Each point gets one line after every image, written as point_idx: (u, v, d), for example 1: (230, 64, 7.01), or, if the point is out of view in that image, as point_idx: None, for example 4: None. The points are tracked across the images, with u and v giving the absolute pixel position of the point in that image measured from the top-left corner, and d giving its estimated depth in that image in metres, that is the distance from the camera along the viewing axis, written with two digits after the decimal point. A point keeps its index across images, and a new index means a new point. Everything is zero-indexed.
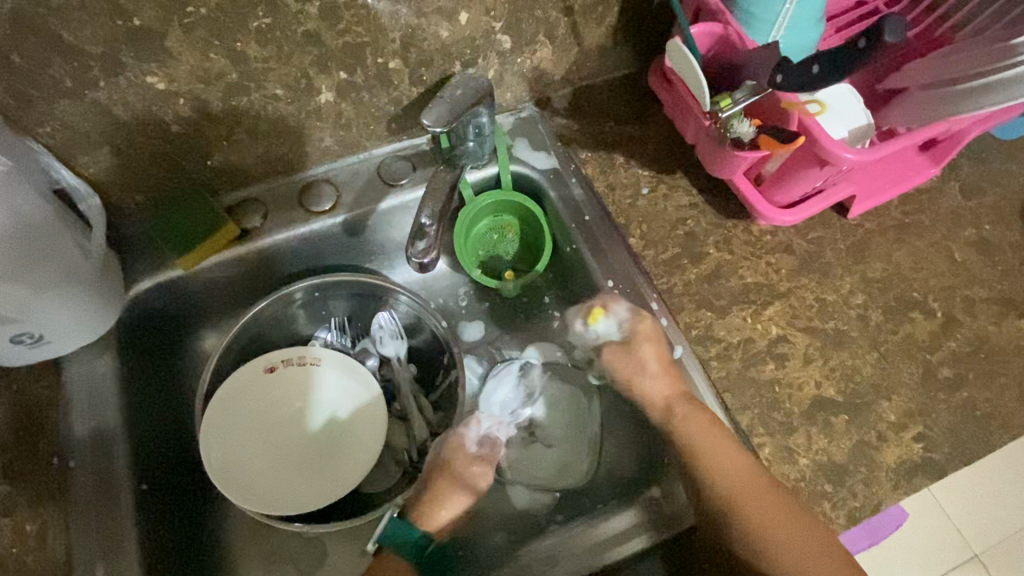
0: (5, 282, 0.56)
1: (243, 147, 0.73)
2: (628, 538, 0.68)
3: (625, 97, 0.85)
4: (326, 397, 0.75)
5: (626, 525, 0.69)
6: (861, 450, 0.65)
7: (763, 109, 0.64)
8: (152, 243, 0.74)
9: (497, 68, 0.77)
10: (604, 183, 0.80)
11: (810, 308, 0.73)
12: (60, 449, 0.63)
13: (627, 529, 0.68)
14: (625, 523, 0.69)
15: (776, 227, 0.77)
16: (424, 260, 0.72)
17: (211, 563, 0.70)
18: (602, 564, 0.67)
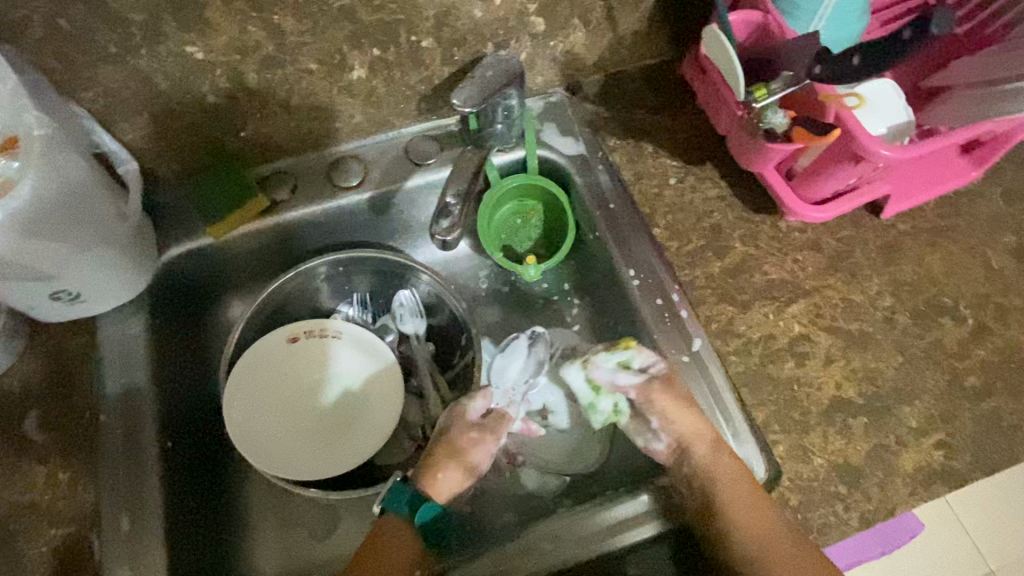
0: (50, 243, 0.58)
1: (276, 120, 0.74)
2: (640, 522, 0.67)
3: (658, 85, 0.84)
4: (345, 370, 0.77)
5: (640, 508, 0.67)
6: (878, 454, 0.64)
7: (800, 100, 0.62)
8: (184, 210, 0.75)
9: (529, 50, 0.77)
10: (631, 171, 0.80)
11: (835, 308, 0.71)
12: (92, 403, 0.66)
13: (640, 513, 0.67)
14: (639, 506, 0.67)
15: (805, 224, 0.76)
16: (446, 238, 0.81)
17: (230, 523, 0.72)
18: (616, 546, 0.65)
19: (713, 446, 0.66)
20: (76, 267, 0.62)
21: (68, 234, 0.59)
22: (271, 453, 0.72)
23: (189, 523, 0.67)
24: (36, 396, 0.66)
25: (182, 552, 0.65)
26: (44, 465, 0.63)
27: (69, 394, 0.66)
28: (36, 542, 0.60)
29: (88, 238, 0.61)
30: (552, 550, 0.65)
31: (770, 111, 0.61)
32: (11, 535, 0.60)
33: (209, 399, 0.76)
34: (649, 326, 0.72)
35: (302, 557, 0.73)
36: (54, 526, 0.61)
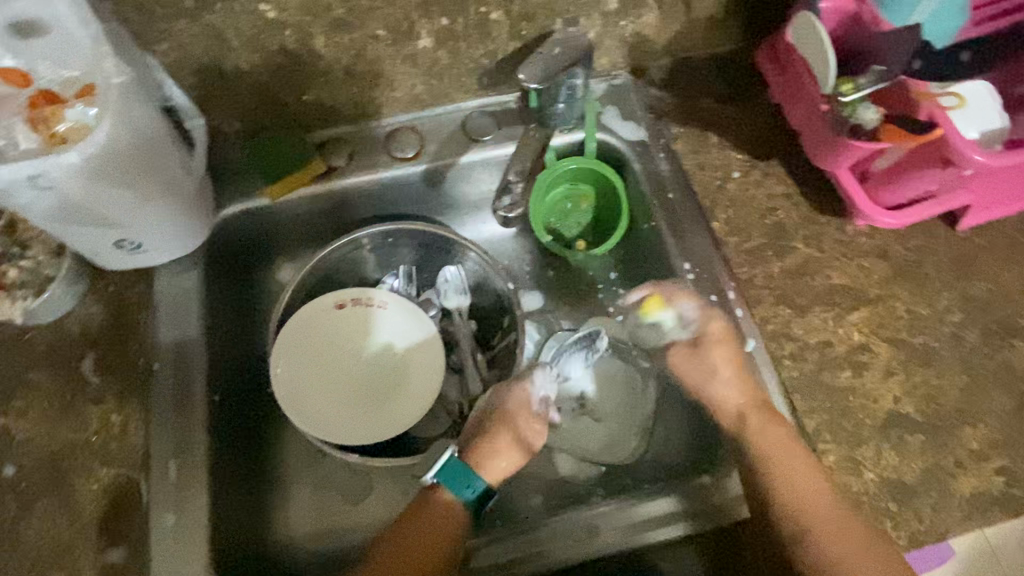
0: (120, 193, 0.59)
1: (339, 85, 0.73)
2: (665, 523, 0.65)
3: (727, 74, 0.81)
4: (389, 340, 0.77)
5: (664, 510, 0.66)
6: (934, 474, 0.62)
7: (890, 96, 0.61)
8: (243, 170, 0.76)
9: (598, 29, 0.75)
10: (693, 161, 0.77)
11: (899, 319, 0.68)
12: (147, 351, 0.68)
13: (665, 514, 0.66)
14: (664, 508, 0.66)
15: (874, 230, 0.72)
16: (508, 215, 0.71)
17: (268, 479, 0.73)
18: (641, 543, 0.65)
19: (759, 450, 0.64)
20: (141, 217, 0.63)
21: (137, 183, 0.60)
22: (314, 415, 0.73)
23: (231, 476, 0.68)
24: (95, 339, 0.68)
25: (223, 503, 0.66)
26: (99, 407, 0.65)
27: (125, 340, 0.68)
28: (88, 479, 0.62)
29: (155, 190, 0.62)
30: (583, 539, 0.65)
31: (861, 108, 0.59)
32: (66, 471, 0.63)
33: (255, 357, 0.77)
34: (702, 323, 0.70)
35: (335, 519, 0.73)
36: (105, 466, 0.63)
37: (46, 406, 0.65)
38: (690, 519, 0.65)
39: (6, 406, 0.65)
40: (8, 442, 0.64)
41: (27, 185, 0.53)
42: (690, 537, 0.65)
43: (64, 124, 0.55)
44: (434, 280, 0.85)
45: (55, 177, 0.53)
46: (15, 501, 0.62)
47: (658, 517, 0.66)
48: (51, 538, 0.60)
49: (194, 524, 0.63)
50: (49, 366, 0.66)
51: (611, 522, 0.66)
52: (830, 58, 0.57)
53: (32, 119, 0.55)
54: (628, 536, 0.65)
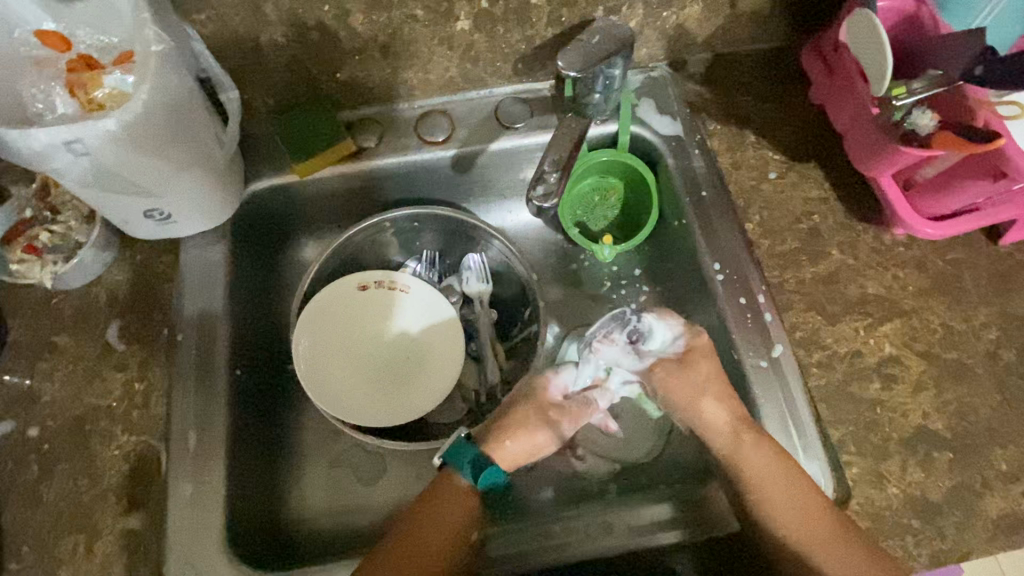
0: (154, 161, 0.59)
1: (373, 64, 0.72)
2: (662, 529, 0.64)
3: (768, 72, 0.79)
4: (411, 325, 0.77)
5: (661, 516, 0.65)
6: (960, 493, 0.60)
7: (940, 103, 0.60)
8: (273, 145, 0.76)
9: (640, 19, 0.73)
10: (728, 160, 0.75)
11: (933, 333, 0.67)
12: (171, 322, 0.68)
13: (662, 520, 0.65)
14: (661, 514, 0.65)
15: (912, 240, 0.70)
16: (543, 205, 0.71)
17: (284, 455, 0.73)
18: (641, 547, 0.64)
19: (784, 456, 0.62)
20: (172, 188, 0.63)
21: (170, 154, 0.60)
22: (333, 395, 0.73)
23: (248, 450, 0.69)
24: (121, 307, 0.68)
25: (239, 476, 0.66)
26: (122, 373, 0.66)
27: (151, 309, 0.69)
28: (110, 445, 0.63)
29: (188, 161, 0.62)
30: (597, 535, 0.64)
31: (916, 113, 0.59)
32: (90, 434, 0.63)
33: (277, 333, 0.77)
34: (728, 325, 0.69)
35: (348, 498, 0.73)
36: (127, 433, 0.64)
37: (71, 370, 0.66)
38: (687, 525, 0.65)
39: (32, 368, 0.66)
40: (32, 404, 0.64)
41: (64, 149, 0.52)
42: (688, 542, 0.64)
43: (102, 90, 0.55)
44: (456, 267, 0.84)
45: (92, 143, 0.53)
46: (38, 462, 0.62)
47: (664, 519, 0.65)
48: (71, 500, 0.61)
49: (211, 496, 0.63)
50: (75, 331, 0.67)
51: (619, 521, 0.65)
52: (886, 61, 0.55)
53: (70, 84, 0.55)
54: (636, 536, 0.64)
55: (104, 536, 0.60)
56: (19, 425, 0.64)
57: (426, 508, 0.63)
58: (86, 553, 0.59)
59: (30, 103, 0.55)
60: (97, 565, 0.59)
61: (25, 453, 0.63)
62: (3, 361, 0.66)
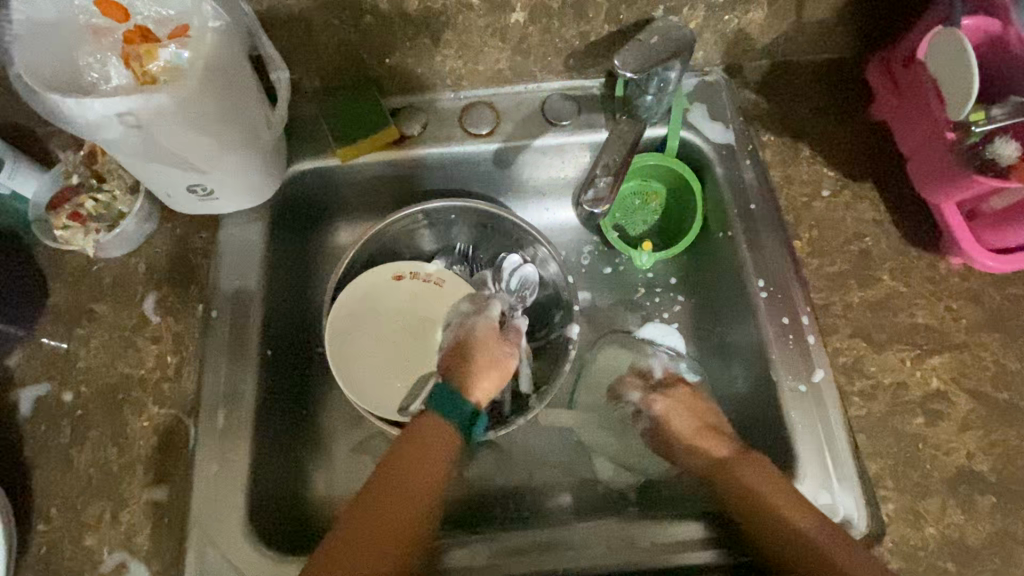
0: (202, 138, 0.58)
1: (423, 51, 0.71)
2: (695, 547, 0.62)
3: (828, 85, 0.76)
4: (440, 316, 0.76)
5: (694, 534, 0.63)
6: (1001, 540, 0.58)
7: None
8: (317, 127, 0.75)
9: (701, 21, 0.70)
10: (781, 173, 0.73)
11: (984, 370, 0.64)
12: (206, 298, 0.68)
13: (694, 538, 0.63)
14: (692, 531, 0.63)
15: (969, 271, 0.67)
16: (593, 210, 0.69)
17: (307, 438, 0.73)
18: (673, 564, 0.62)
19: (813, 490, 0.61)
20: (218, 166, 0.63)
21: (219, 132, 0.59)
22: (361, 383, 0.72)
23: (273, 432, 0.68)
24: (158, 279, 0.69)
25: (262, 457, 0.66)
26: (156, 345, 0.66)
27: (187, 284, 0.69)
28: (141, 416, 0.64)
29: (235, 138, 0.61)
30: (625, 548, 0.63)
31: (999, 142, 0.56)
32: (122, 403, 0.64)
33: (308, 316, 0.77)
34: (769, 345, 0.67)
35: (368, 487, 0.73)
36: (157, 405, 0.64)
37: (107, 338, 0.66)
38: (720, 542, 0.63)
39: (69, 333, 0.67)
40: (69, 368, 0.65)
41: (116, 122, 0.52)
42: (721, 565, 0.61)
43: (157, 63, 0.54)
44: (489, 261, 0.83)
45: (144, 117, 0.53)
46: (70, 426, 0.63)
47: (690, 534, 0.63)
48: (101, 467, 0.62)
49: (235, 473, 0.63)
50: (113, 299, 0.68)
51: (650, 535, 0.63)
52: (972, 79, 0.52)
53: (125, 55, 0.55)
54: (665, 552, 0.62)
55: (130, 506, 0.61)
56: (54, 388, 0.65)
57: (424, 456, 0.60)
58: (113, 520, 0.60)
59: (84, 72, 0.55)
60: (122, 534, 0.60)
61: (58, 416, 0.64)
62: (43, 324, 0.67)
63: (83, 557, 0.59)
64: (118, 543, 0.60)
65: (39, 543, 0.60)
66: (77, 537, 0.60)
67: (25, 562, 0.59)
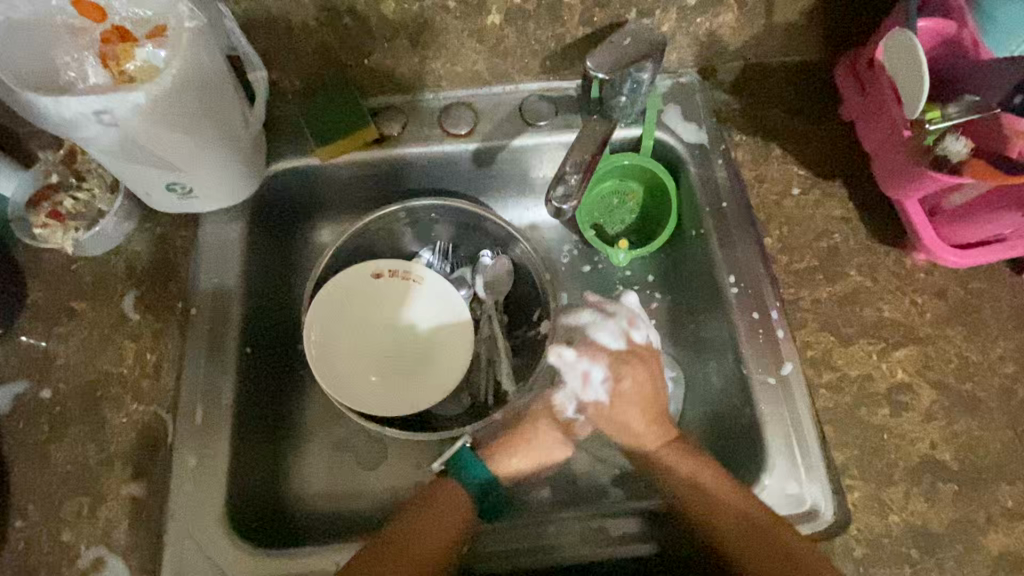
0: (179, 136, 0.59)
1: (401, 52, 0.72)
2: (636, 541, 0.66)
3: (798, 86, 0.78)
4: (420, 313, 0.77)
5: (635, 528, 0.66)
6: (962, 527, 0.60)
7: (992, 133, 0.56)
8: (297, 127, 0.76)
9: (673, 24, 0.72)
10: (752, 172, 0.74)
11: (948, 362, 0.65)
12: (185, 296, 0.69)
13: (635, 532, 0.66)
14: (634, 526, 0.67)
15: (934, 267, 0.69)
16: (562, 207, 0.69)
17: (287, 435, 0.74)
18: (613, 555, 0.65)
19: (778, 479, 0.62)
20: (196, 165, 0.64)
21: (196, 130, 0.60)
22: (342, 379, 0.73)
23: (252, 429, 0.69)
24: (137, 277, 0.69)
25: (242, 453, 0.67)
26: (134, 343, 0.67)
27: (166, 281, 0.69)
28: (120, 412, 0.64)
29: (213, 136, 0.62)
30: (576, 541, 0.65)
31: (950, 139, 0.57)
32: (100, 400, 0.64)
33: (289, 314, 0.78)
34: (740, 339, 0.69)
35: (348, 483, 0.73)
36: (136, 402, 0.65)
37: (86, 336, 0.67)
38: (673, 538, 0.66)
39: (49, 331, 0.67)
40: (47, 365, 0.66)
41: (93, 119, 0.53)
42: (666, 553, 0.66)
43: (134, 63, 0.56)
44: (469, 259, 0.84)
45: (120, 115, 0.54)
46: (48, 423, 0.64)
47: (636, 530, 0.66)
48: (79, 464, 0.62)
49: (214, 469, 0.64)
50: (92, 297, 0.68)
51: (597, 528, 0.66)
52: (925, 85, 0.54)
53: (103, 54, 0.56)
54: (618, 544, 0.66)
55: (108, 501, 0.61)
56: (33, 385, 0.65)
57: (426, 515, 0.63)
58: (90, 516, 0.61)
59: (62, 71, 0.55)
60: (99, 529, 0.60)
61: (37, 413, 0.64)
62: (22, 322, 0.67)
63: (60, 553, 0.59)
64: (96, 538, 0.60)
65: (17, 539, 0.60)
66: (54, 533, 0.60)
67: (2, 557, 0.59)
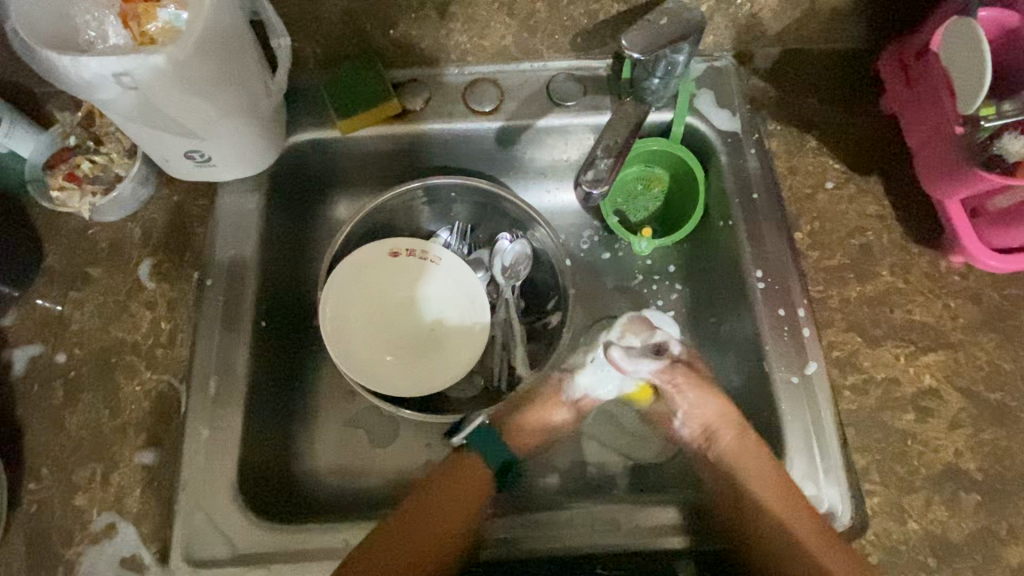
0: (199, 102, 0.57)
1: (428, 24, 0.70)
2: (667, 533, 0.63)
3: (838, 77, 0.75)
4: (434, 293, 0.76)
5: (672, 520, 0.63)
6: (982, 538, 0.58)
7: None
8: (318, 98, 0.74)
9: (712, 4, 0.69)
10: (785, 163, 0.72)
11: (978, 369, 0.63)
12: (201, 266, 0.68)
13: (672, 525, 0.63)
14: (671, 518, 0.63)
15: (970, 270, 0.67)
16: (592, 191, 0.67)
17: (298, 410, 0.73)
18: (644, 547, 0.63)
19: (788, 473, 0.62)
20: (216, 132, 0.62)
21: (218, 97, 0.58)
22: (355, 355, 0.73)
23: (264, 401, 0.69)
24: (154, 245, 0.68)
25: (254, 425, 0.66)
26: (149, 312, 0.66)
27: (182, 250, 0.69)
28: (133, 380, 0.64)
29: (233, 104, 0.60)
30: (600, 532, 0.63)
31: (1008, 137, 0.55)
32: (115, 367, 0.64)
33: (304, 289, 0.77)
34: (764, 335, 0.67)
35: (357, 460, 0.73)
36: (150, 370, 0.64)
37: (101, 302, 0.66)
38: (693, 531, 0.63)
39: (64, 295, 0.67)
40: (62, 329, 0.65)
41: (113, 82, 0.51)
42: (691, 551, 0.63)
43: (155, 24, 0.54)
44: (487, 241, 0.83)
45: (141, 78, 0.52)
46: (63, 387, 0.64)
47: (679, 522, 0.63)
48: (93, 429, 0.62)
49: (225, 442, 0.63)
50: (107, 264, 0.68)
51: (626, 520, 0.63)
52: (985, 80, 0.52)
53: (124, 14, 0.54)
54: (640, 536, 0.63)
55: (121, 468, 0.61)
56: (48, 349, 0.65)
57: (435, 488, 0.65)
58: (103, 481, 0.61)
59: (82, 30, 0.53)
60: (112, 495, 0.60)
61: (51, 377, 0.64)
62: (37, 285, 0.67)
63: (72, 516, 0.60)
64: (107, 505, 0.60)
65: (30, 501, 0.60)
66: (66, 497, 0.60)
67: (14, 519, 0.60)
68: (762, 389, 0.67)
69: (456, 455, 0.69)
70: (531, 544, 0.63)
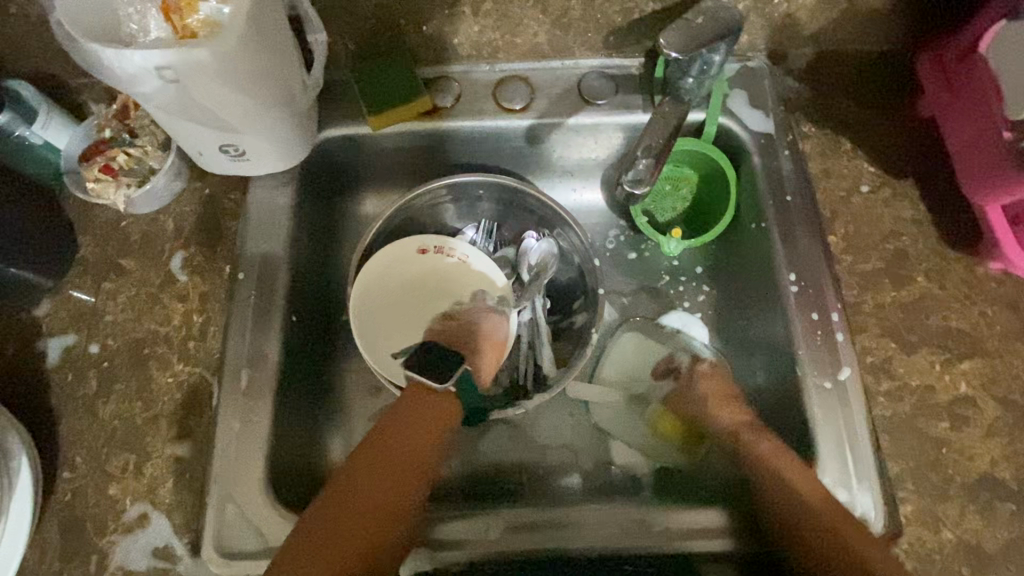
0: (237, 96, 0.57)
1: (462, 20, 0.70)
2: (712, 535, 0.62)
3: (874, 79, 0.74)
4: (461, 291, 0.76)
5: (714, 521, 0.62)
6: (1018, 549, 0.58)
7: None
8: (349, 94, 0.74)
9: (749, 4, 0.68)
10: (819, 166, 0.71)
11: (1015, 378, 0.63)
12: (234, 260, 0.68)
13: (713, 526, 0.62)
14: (713, 519, 0.63)
15: (1008, 277, 0.66)
16: (633, 191, 0.68)
17: (325, 405, 0.73)
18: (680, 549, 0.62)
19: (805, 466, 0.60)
20: (252, 127, 0.62)
21: (256, 92, 0.58)
22: (383, 352, 0.73)
23: (294, 395, 0.69)
24: (186, 238, 0.69)
25: (284, 418, 0.67)
26: (181, 304, 0.67)
27: (215, 243, 0.69)
28: (166, 371, 0.64)
29: (270, 98, 0.60)
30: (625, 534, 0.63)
31: None
32: (147, 358, 0.65)
33: (333, 284, 0.77)
34: (796, 339, 0.66)
35: None
36: (182, 362, 0.65)
37: (134, 294, 0.67)
38: (742, 534, 0.62)
39: (98, 286, 0.67)
40: (96, 320, 0.66)
41: (155, 74, 0.52)
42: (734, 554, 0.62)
43: (197, 17, 0.54)
44: (514, 239, 0.82)
45: (182, 71, 0.52)
46: (96, 377, 0.64)
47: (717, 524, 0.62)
48: (125, 420, 0.63)
49: (255, 435, 0.63)
50: (140, 256, 0.68)
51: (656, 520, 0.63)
52: None
53: (166, 8, 0.54)
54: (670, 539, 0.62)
55: (153, 459, 0.62)
56: (82, 340, 0.65)
57: (380, 457, 0.59)
58: (135, 472, 0.61)
59: (125, 23, 0.53)
60: (144, 485, 0.61)
61: (85, 367, 0.64)
62: (72, 276, 0.67)
63: (106, 506, 0.60)
64: (140, 495, 0.61)
65: (64, 490, 0.61)
66: (99, 486, 0.61)
67: (49, 507, 0.60)
68: (793, 393, 0.66)
69: (411, 396, 0.63)
70: (542, 543, 0.63)
